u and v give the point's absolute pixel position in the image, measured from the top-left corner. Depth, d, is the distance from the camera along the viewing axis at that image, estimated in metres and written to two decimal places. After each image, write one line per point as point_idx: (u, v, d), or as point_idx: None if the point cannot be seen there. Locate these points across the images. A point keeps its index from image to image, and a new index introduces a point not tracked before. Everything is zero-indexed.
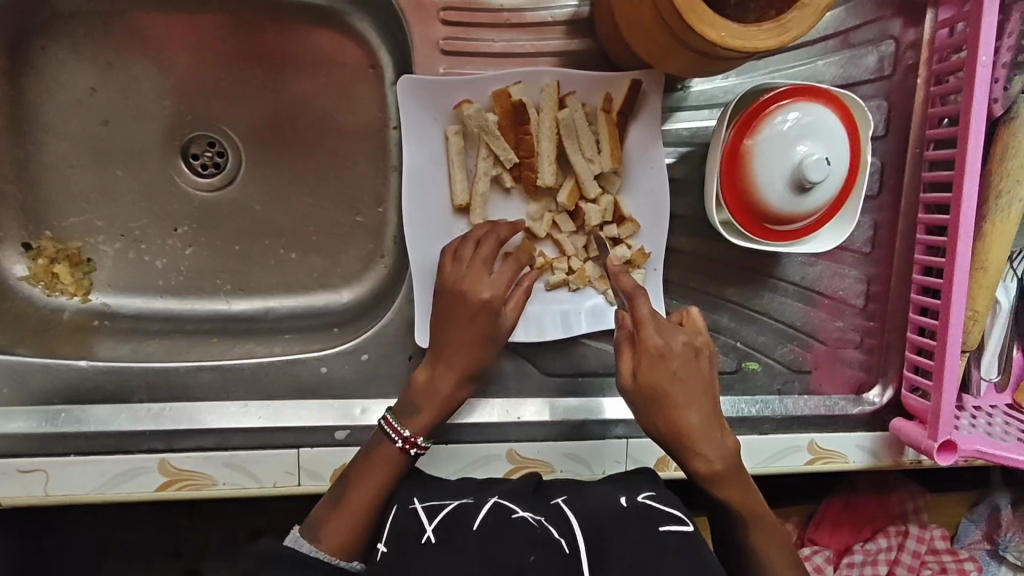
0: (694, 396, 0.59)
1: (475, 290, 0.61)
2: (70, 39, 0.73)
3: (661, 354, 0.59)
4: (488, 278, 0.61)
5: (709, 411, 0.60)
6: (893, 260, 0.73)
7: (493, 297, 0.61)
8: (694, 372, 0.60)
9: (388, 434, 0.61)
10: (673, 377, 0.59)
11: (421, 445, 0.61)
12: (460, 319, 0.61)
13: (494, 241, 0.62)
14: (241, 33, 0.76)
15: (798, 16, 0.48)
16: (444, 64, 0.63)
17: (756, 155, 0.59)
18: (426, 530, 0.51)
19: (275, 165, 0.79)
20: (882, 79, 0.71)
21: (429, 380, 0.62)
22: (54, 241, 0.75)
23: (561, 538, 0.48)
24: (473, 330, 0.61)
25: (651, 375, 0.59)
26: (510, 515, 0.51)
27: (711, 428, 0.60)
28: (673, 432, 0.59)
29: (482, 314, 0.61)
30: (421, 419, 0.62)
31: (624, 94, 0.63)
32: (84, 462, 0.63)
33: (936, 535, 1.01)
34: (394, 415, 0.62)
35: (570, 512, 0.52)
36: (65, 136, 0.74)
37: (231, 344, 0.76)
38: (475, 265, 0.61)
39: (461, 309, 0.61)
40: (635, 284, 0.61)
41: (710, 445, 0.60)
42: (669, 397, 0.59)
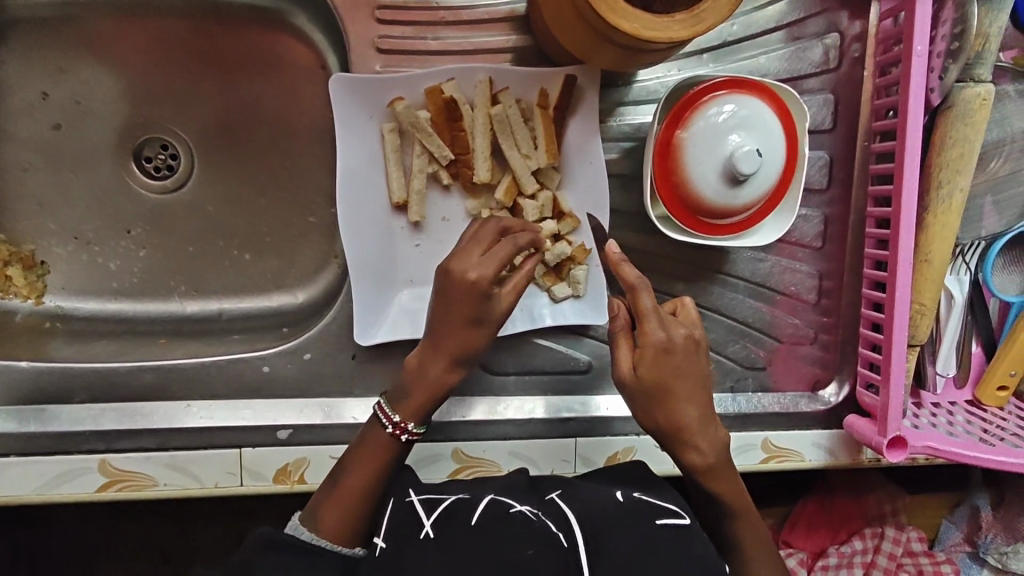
0: (693, 390, 0.58)
1: (462, 269, 0.56)
2: (22, 45, 0.74)
3: (662, 348, 0.56)
4: (480, 258, 0.57)
5: (704, 404, 0.59)
6: (845, 254, 0.72)
7: (482, 279, 0.56)
8: (695, 366, 0.58)
9: (380, 418, 0.59)
10: (674, 371, 0.57)
11: (411, 432, 0.59)
12: (457, 304, 0.57)
13: (494, 226, 0.59)
14: (192, 37, 0.76)
15: (710, 6, 0.48)
16: (379, 63, 0.64)
17: (688, 147, 0.59)
18: (425, 525, 0.49)
19: (227, 166, 0.79)
20: (828, 72, 0.70)
21: (419, 365, 0.59)
22: (8, 244, 0.75)
23: (559, 533, 0.47)
24: (463, 314, 0.57)
25: (655, 370, 0.56)
26: (507, 510, 0.49)
27: (707, 422, 0.59)
28: (668, 428, 0.58)
29: (473, 295, 0.57)
30: (411, 404, 0.59)
31: (559, 89, 0.63)
32: (24, 462, 0.63)
33: (913, 537, 0.97)
34: (386, 400, 0.60)
35: (567, 507, 0.51)
36: (19, 140, 0.75)
37: (180, 345, 0.76)
38: (468, 247, 0.58)
39: (457, 292, 0.57)
40: (637, 274, 0.57)
41: (706, 437, 0.59)
42: (669, 392, 0.57)
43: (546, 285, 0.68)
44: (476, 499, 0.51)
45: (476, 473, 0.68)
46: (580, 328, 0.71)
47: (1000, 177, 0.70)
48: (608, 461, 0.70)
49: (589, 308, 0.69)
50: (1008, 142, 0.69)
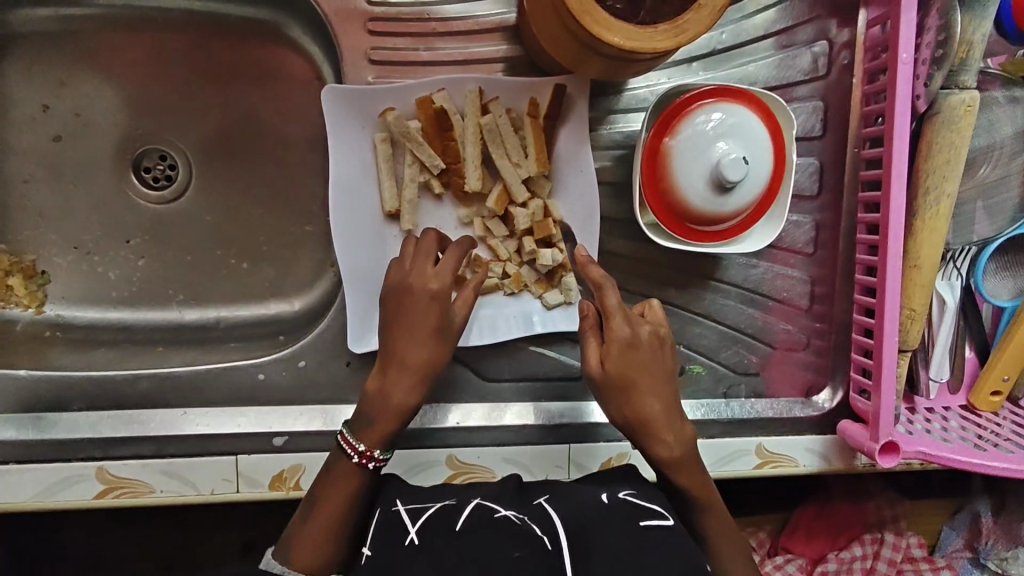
0: (657, 383, 0.60)
1: (422, 283, 0.61)
2: (24, 58, 0.76)
3: (626, 343, 0.60)
4: (435, 270, 0.62)
5: (670, 398, 0.61)
6: (837, 260, 0.73)
7: (442, 289, 0.61)
8: (659, 360, 0.61)
9: (344, 450, 0.59)
10: (639, 365, 0.60)
11: (378, 458, 0.59)
12: (415, 315, 0.61)
13: (434, 238, 0.63)
14: (190, 49, 0.78)
15: (693, 18, 0.49)
16: (372, 74, 0.65)
17: (675, 154, 0.60)
18: (409, 531, 0.50)
19: (225, 177, 0.80)
20: (818, 80, 0.70)
21: (380, 387, 0.60)
22: (9, 254, 0.77)
23: (543, 536, 0.47)
24: (428, 324, 0.61)
25: (619, 363, 0.59)
26: (491, 514, 0.50)
27: (672, 416, 0.60)
28: (633, 421, 0.60)
29: (435, 306, 0.61)
30: (376, 430, 0.59)
31: (549, 99, 0.64)
32: (23, 470, 0.64)
33: (913, 543, 0.96)
34: (350, 431, 0.60)
35: (553, 510, 0.51)
36: (20, 152, 0.76)
37: (177, 352, 0.76)
38: (419, 261, 0.62)
39: (416, 304, 0.61)
40: (603, 274, 0.62)
41: (671, 430, 0.60)
42: (633, 384, 0.59)
43: (538, 292, 0.69)
44: (462, 504, 0.52)
45: (470, 479, 0.69)
46: (572, 335, 0.71)
47: (989, 182, 0.70)
48: (601, 467, 0.70)
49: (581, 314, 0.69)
50: (997, 148, 0.69)
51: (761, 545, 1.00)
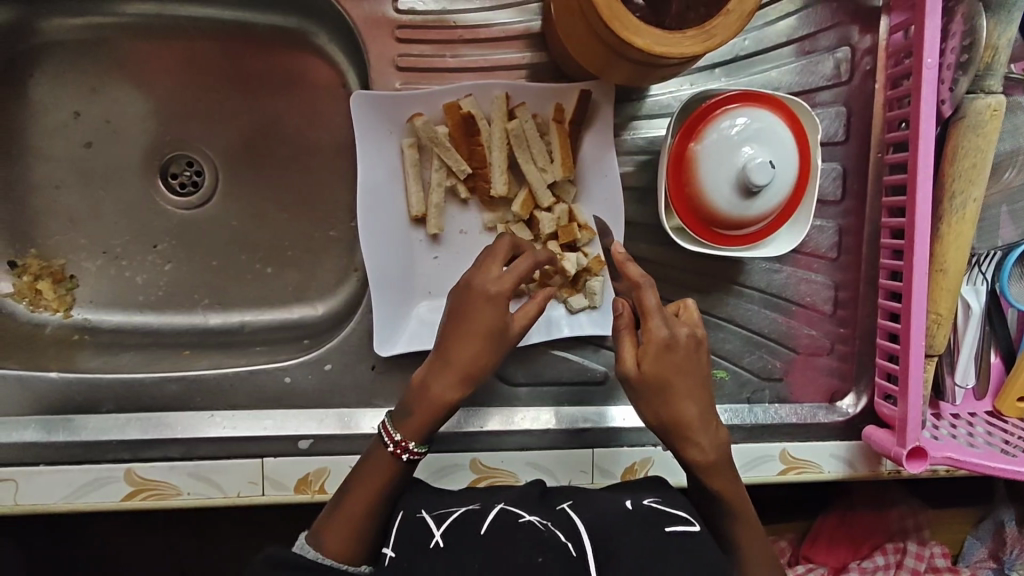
0: (694, 388, 0.59)
1: (482, 283, 0.59)
2: (57, 66, 0.77)
3: (665, 344, 0.58)
4: (496, 271, 0.60)
5: (705, 402, 0.60)
6: (860, 266, 0.73)
7: (501, 291, 0.59)
8: (695, 362, 0.60)
9: (382, 438, 0.59)
10: (677, 368, 0.59)
11: (413, 451, 0.58)
12: (473, 318, 0.59)
13: (506, 245, 0.62)
14: (218, 58, 0.79)
15: (722, 22, 0.50)
16: (399, 80, 0.66)
17: (701, 159, 0.60)
18: (435, 535, 0.50)
19: (252, 183, 0.81)
20: (841, 85, 0.71)
21: (422, 380, 0.59)
22: (39, 259, 0.78)
23: (568, 542, 0.48)
24: (482, 327, 0.59)
25: (657, 365, 0.58)
26: (515, 519, 0.50)
27: (708, 418, 0.60)
28: (667, 423, 0.59)
29: (490, 310, 0.59)
30: (413, 423, 0.59)
31: (574, 104, 0.64)
32: (52, 472, 0.64)
33: (936, 552, 0.95)
34: (391, 421, 0.60)
35: (577, 516, 0.51)
36: (51, 158, 0.78)
37: (202, 355, 0.77)
38: (488, 262, 0.61)
39: (476, 306, 0.59)
40: (642, 273, 0.60)
41: (706, 437, 0.59)
42: (669, 387, 0.59)
43: (562, 297, 0.69)
44: (484, 510, 0.52)
45: (495, 484, 0.68)
46: (596, 339, 0.72)
47: (1014, 186, 0.69)
48: (625, 473, 0.70)
49: (605, 318, 0.70)
50: (1022, 152, 0.69)
51: (781, 553, 0.99)
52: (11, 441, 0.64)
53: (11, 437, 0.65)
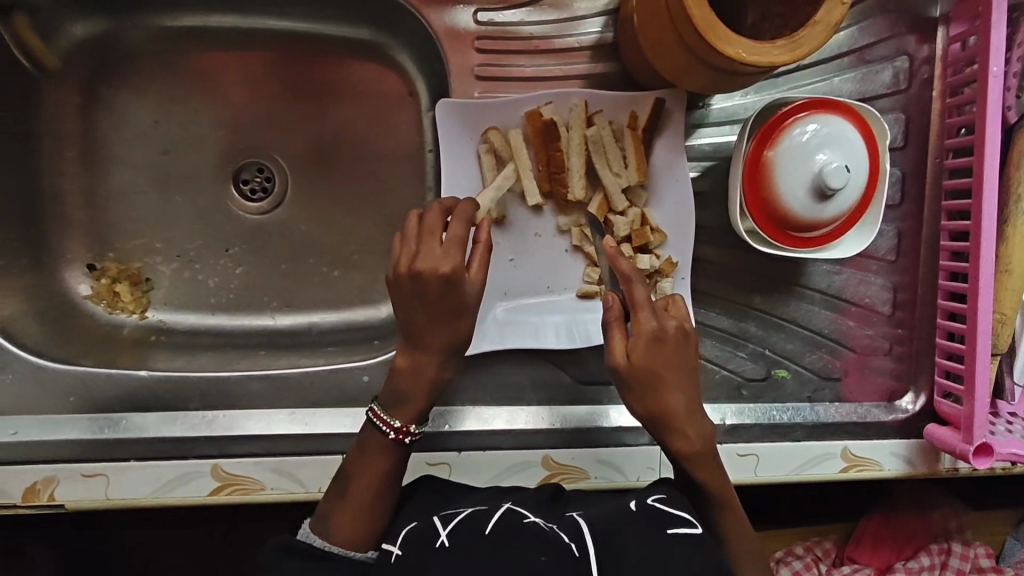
0: (682, 379, 0.58)
1: (433, 266, 0.59)
2: (137, 77, 0.81)
3: (653, 336, 0.58)
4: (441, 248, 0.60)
5: (692, 393, 0.59)
6: (919, 268, 0.74)
7: (454, 270, 0.59)
8: (685, 354, 0.59)
9: (377, 425, 0.61)
10: (665, 360, 0.58)
11: (414, 434, 0.61)
12: (427, 297, 0.59)
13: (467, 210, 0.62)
14: (288, 67, 0.82)
15: (808, 34, 0.53)
16: (479, 88, 0.70)
17: (776, 165, 0.63)
18: (441, 535, 0.53)
19: (318, 188, 0.83)
20: (899, 93, 0.73)
21: (411, 364, 0.61)
22: (116, 262, 0.81)
23: (571, 542, 0.51)
24: (443, 306, 0.60)
25: (646, 356, 0.57)
26: (521, 520, 0.54)
27: (695, 410, 0.59)
28: (652, 412, 0.58)
29: (447, 289, 0.59)
30: (409, 407, 0.61)
31: (649, 111, 0.68)
32: (142, 467, 0.66)
33: (980, 553, 0.96)
34: (380, 407, 0.61)
35: (581, 520, 0.55)
36: (130, 165, 0.81)
37: (279, 356, 0.78)
38: (426, 238, 0.60)
39: (430, 288, 0.59)
40: (630, 265, 0.59)
41: (690, 426, 0.59)
42: (657, 376, 0.57)
43: None
44: (490, 511, 0.56)
45: (565, 480, 0.69)
46: None
47: None
48: None
49: None
50: None
51: (826, 554, 0.97)
52: (58, 439, 0.66)
53: (56, 435, 0.66)
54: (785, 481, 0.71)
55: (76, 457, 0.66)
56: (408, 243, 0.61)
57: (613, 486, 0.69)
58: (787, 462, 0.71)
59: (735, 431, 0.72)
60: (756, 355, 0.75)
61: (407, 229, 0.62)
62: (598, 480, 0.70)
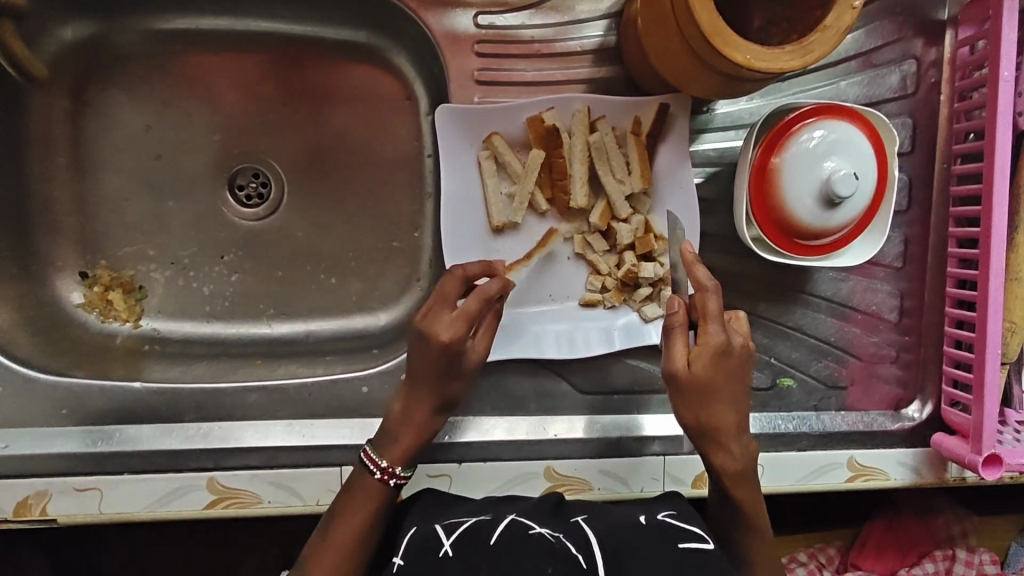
0: (737, 395, 0.59)
1: (434, 333, 0.59)
2: (129, 82, 0.79)
3: (725, 350, 0.57)
4: (450, 317, 0.60)
5: (743, 413, 0.59)
6: (926, 274, 0.73)
7: (454, 341, 0.59)
8: (743, 372, 0.59)
9: (366, 466, 0.61)
10: (728, 376, 0.58)
11: (400, 475, 0.60)
12: (427, 364, 0.60)
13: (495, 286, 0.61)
14: (284, 71, 0.80)
15: (819, 39, 0.52)
16: (478, 94, 0.69)
17: (784, 172, 0.62)
18: (443, 544, 0.52)
19: (314, 193, 0.81)
20: (906, 97, 0.72)
21: (403, 411, 0.61)
22: (109, 270, 0.79)
23: (578, 554, 0.50)
24: (438, 370, 0.60)
25: (711, 369, 0.57)
26: (526, 531, 0.53)
27: (744, 427, 0.59)
28: (705, 426, 0.58)
29: (444, 356, 0.59)
30: (399, 447, 0.61)
31: (652, 117, 0.67)
32: (137, 480, 0.65)
33: (985, 559, 0.92)
34: (372, 447, 0.61)
35: (588, 528, 0.54)
36: (122, 171, 0.79)
37: (276, 365, 0.77)
38: (435, 308, 0.60)
39: (428, 352, 0.60)
40: (708, 276, 0.58)
41: (737, 446, 0.59)
42: (717, 392, 0.58)
43: (637, 305, 0.70)
44: (495, 521, 0.55)
45: (567, 492, 0.68)
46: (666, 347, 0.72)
47: None
48: (697, 481, 0.69)
49: None
50: None
51: (830, 561, 0.95)
52: (52, 453, 0.64)
53: (50, 449, 0.65)
54: (791, 491, 0.70)
55: (68, 471, 0.65)
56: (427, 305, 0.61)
57: (617, 498, 0.68)
58: (793, 471, 0.70)
59: None
60: (762, 363, 0.73)
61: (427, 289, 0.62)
62: (603, 491, 0.68)
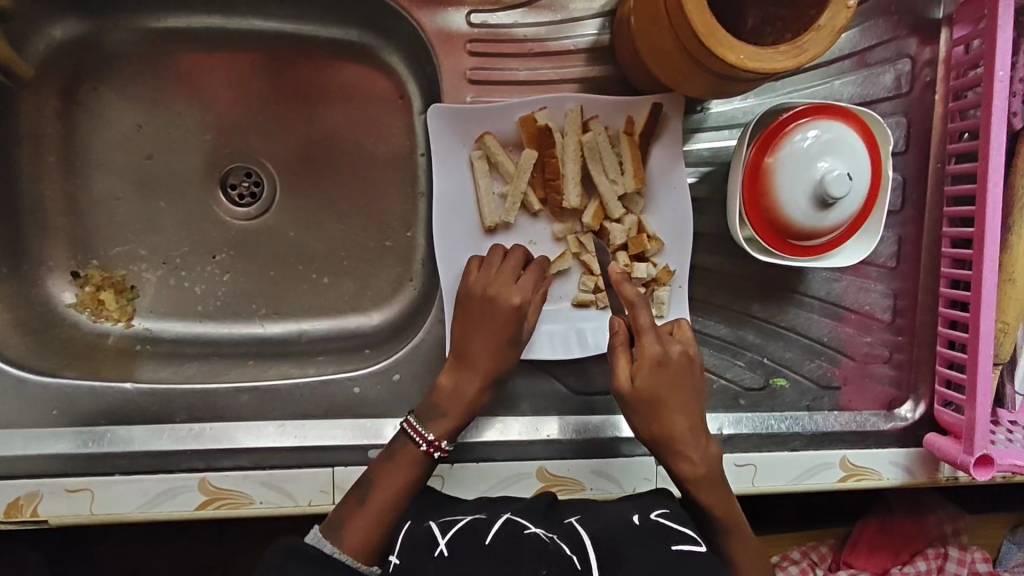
0: (687, 402, 0.61)
1: (505, 295, 0.65)
2: (119, 80, 0.78)
3: (659, 361, 0.60)
4: (518, 284, 0.66)
5: (696, 417, 0.61)
6: (919, 274, 0.73)
7: (523, 303, 0.65)
8: (688, 379, 0.61)
9: (411, 436, 0.63)
10: (668, 383, 0.60)
11: (444, 449, 0.63)
12: (494, 326, 0.65)
13: (521, 254, 0.67)
14: (276, 69, 0.80)
15: (813, 39, 0.52)
16: (471, 93, 0.68)
17: (777, 172, 0.61)
18: (438, 543, 0.53)
19: (306, 193, 0.81)
20: (900, 96, 0.72)
21: (452, 387, 0.64)
22: (100, 270, 0.79)
23: (573, 555, 0.50)
24: (502, 334, 0.65)
25: (650, 380, 0.60)
26: (521, 531, 0.53)
27: (699, 433, 0.61)
28: (657, 435, 0.61)
29: (510, 320, 0.65)
30: (444, 425, 0.63)
31: (645, 117, 0.67)
32: (127, 482, 0.64)
33: (977, 557, 0.91)
34: (416, 418, 0.64)
35: (582, 530, 0.55)
36: (113, 171, 0.78)
37: (268, 365, 0.76)
38: (506, 270, 0.66)
39: (496, 315, 0.65)
40: (637, 291, 0.61)
41: (694, 450, 0.61)
42: (662, 401, 0.60)
43: None
44: (490, 521, 0.55)
45: (560, 492, 0.67)
46: None
47: None
48: None
49: None
50: None
51: (822, 559, 0.95)
52: (44, 454, 0.64)
53: (41, 449, 0.65)
54: (784, 489, 0.70)
55: (58, 472, 0.65)
56: (488, 268, 0.66)
57: (610, 498, 0.67)
58: (785, 471, 0.70)
59: (733, 441, 0.71)
60: (755, 364, 0.73)
61: (488, 257, 0.67)
62: (595, 491, 0.68)
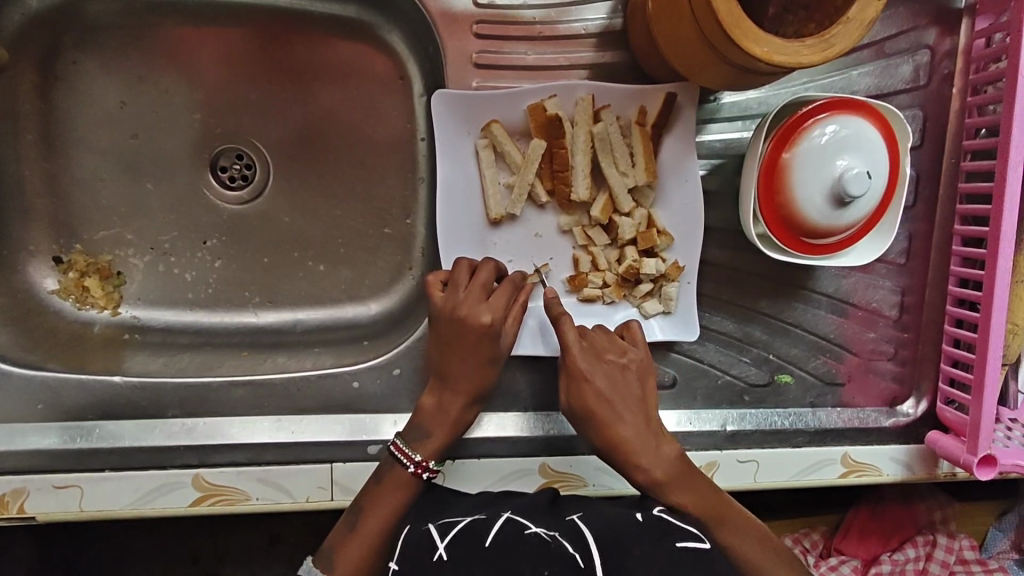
0: (626, 411, 0.61)
1: (476, 315, 0.62)
2: (101, 53, 0.74)
3: (588, 376, 0.62)
4: (488, 305, 0.63)
5: (641, 423, 0.61)
6: (928, 271, 0.72)
7: (494, 321, 0.63)
8: (624, 388, 0.62)
9: (399, 459, 0.62)
10: (598, 397, 0.61)
11: (432, 469, 0.62)
12: (467, 347, 0.63)
13: (491, 268, 0.64)
14: (270, 46, 0.76)
15: (841, 31, 0.49)
16: (477, 77, 0.66)
17: (795, 169, 0.60)
18: (437, 547, 0.51)
19: (301, 178, 0.77)
20: (918, 89, 0.70)
21: (443, 397, 0.63)
22: (84, 254, 0.75)
23: (576, 553, 0.48)
24: (479, 355, 0.63)
25: (580, 398, 0.61)
26: (522, 530, 0.51)
27: (648, 440, 0.60)
28: (604, 440, 0.61)
29: (485, 339, 0.63)
30: (437, 433, 0.62)
31: (658, 107, 0.65)
32: (118, 478, 0.62)
33: (965, 545, 0.91)
34: (401, 440, 0.62)
35: (585, 527, 0.53)
36: (95, 151, 0.74)
37: (262, 356, 0.74)
38: (473, 291, 0.63)
39: (468, 336, 0.63)
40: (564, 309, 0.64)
41: (644, 453, 0.60)
42: (598, 416, 0.61)
43: (636, 301, 0.68)
44: (491, 519, 0.54)
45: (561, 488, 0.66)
46: (667, 344, 0.70)
47: None
48: None
49: (680, 325, 0.68)
50: None
51: (814, 546, 0.94)
52: (26, 448, 0.62)
53: (24, 444, 0.62)
54: (787, 486, 0.70)
55: (46, 468, 0.62)
56: (453, 290, 0.63)
57: (611, 494, 0.67)
58: (787, 467, 0.70)
59: (736, 438, 0.69)
60: (760, 359, 0.72)
61: (455, 276, 0.64)
62: (598, 487, 0.67)
